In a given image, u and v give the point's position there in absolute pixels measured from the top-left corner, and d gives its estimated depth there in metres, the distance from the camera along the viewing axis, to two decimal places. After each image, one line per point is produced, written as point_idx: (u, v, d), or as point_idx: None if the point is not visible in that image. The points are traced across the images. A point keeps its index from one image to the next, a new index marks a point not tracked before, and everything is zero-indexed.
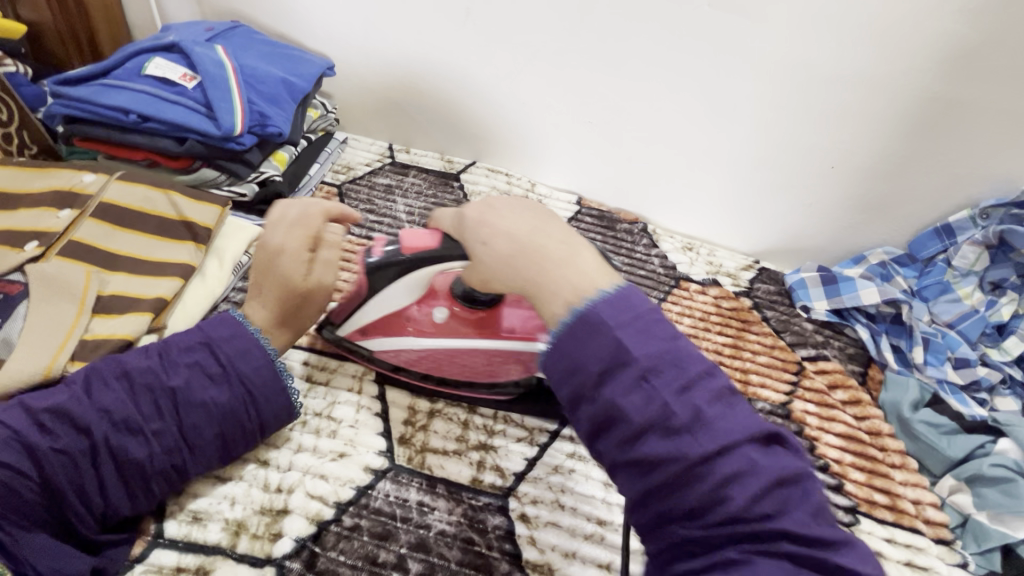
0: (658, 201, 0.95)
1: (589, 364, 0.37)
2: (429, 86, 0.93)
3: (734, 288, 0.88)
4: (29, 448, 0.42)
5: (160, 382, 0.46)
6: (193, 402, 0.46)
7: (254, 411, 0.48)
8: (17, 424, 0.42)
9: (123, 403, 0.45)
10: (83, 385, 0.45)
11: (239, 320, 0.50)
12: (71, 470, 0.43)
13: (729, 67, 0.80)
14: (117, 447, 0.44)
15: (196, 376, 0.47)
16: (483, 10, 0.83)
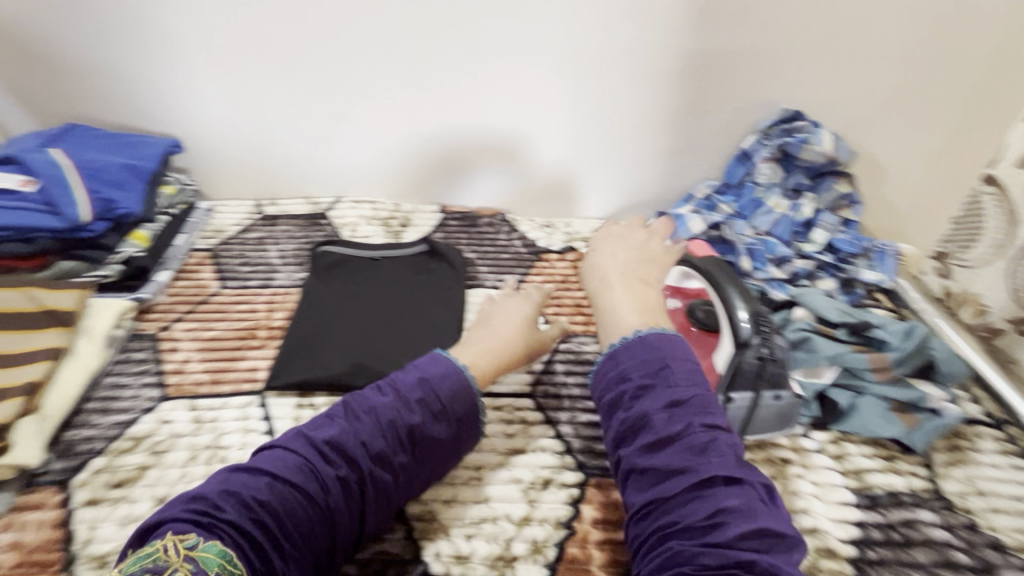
0: (512, 192, 1.06)
1: (632, 375, 0.53)
2: (277, 141, 1.00)
3: (589, 249, 0.99)
4: (305, 475, 0.49)
5: (386, 424, 0.53)
6: (432, 430, 0.55)
7: (450, 454, 0.57)
8: (306, 454, 0.51)
9: (372, 436, 0.52)
10: (342, 418, 0.54)
11: (450, 358, 0.60)
12: (338, 490, 0.50)
13: (527, 66, 0.91)
14: (328, 483, 0.49)
15: (418, 404, 0.55)
16: (302, 64, 0.91)
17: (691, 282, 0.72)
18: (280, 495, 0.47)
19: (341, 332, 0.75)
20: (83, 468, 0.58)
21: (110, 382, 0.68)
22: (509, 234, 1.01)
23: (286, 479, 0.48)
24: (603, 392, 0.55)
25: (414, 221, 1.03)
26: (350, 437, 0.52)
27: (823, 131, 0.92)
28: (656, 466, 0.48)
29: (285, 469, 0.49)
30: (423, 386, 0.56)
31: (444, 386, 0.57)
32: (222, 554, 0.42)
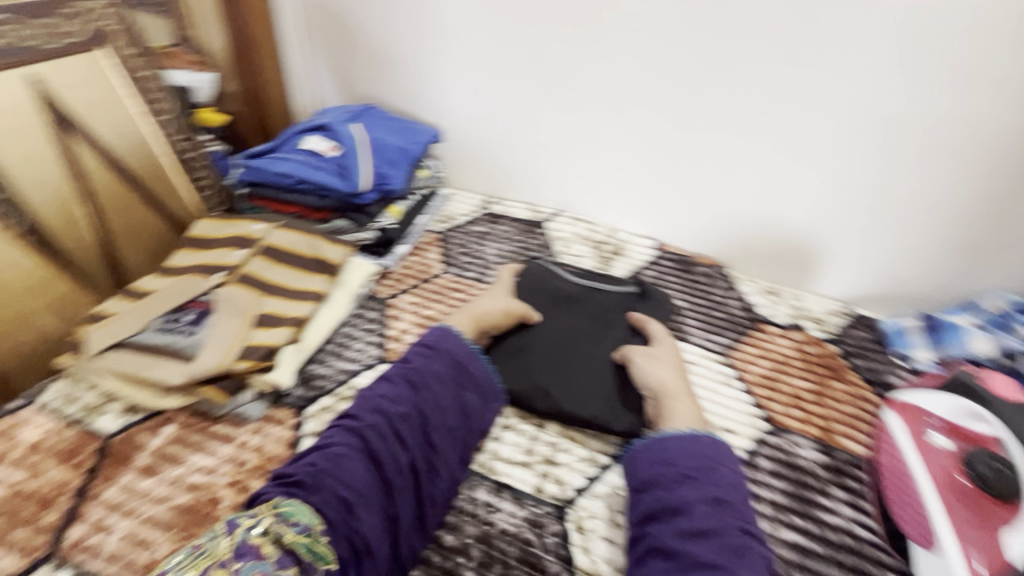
0: (739, 247, 0.97)
1: (680, 463, 0.53)
2: (521, 148, 1.05)
3: (819, 333, 0.85)
4: (349, 437, 0.55)
5: (410, 375, 0.60)
6: (440, 380, 0.61)
7: (476, 415, 0.62)
8: (349, 428, 0.56)
9: (393, 394, 0.59)
10: (377, 384, 0.60)
11: (442, 326, 0.68)
12: (376, 442, 0.54)
13: (805, 118, 0.82)
14: (367, 439, 0.54)
15: (421, 355, 0.63)
16: (568, 82, 0.94)
17: (979, 426, 0.58)
18: (337, 462, 0.52)
19: (540, 350, 0.73)
20: (315, 401, 0.67)
21: (344, 332, 0.78)
22: (726, 291, 0.93)
23: (338, 450, 0.53)
24: (642, 469, 0.54)
25: (626, 251, 1.01)
26: (385, 394, 0.59)
27: None
28: (686, 554, 0.46)
29: (332, 442, 0.54)
30: (422, 356, 0.63)
31: (444, 343, 0.65)
32: (299, 512, 0.47)
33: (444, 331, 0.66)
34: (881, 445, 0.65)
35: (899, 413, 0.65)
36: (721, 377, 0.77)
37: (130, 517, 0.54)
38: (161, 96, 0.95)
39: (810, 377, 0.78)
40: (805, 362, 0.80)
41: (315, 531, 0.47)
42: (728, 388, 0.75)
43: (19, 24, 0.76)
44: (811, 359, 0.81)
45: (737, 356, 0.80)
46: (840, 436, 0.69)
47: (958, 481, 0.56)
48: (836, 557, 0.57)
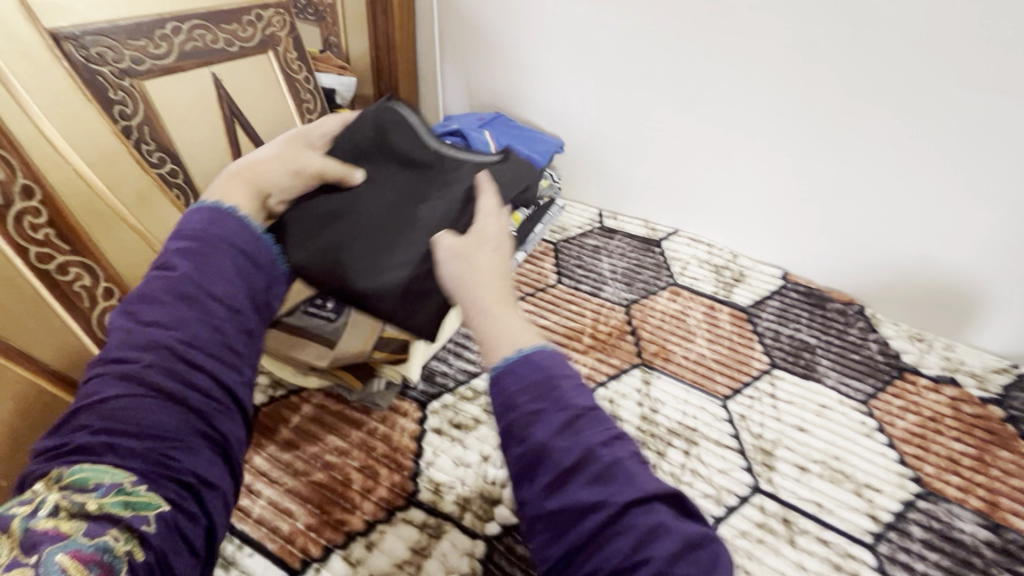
0: (880, 285, 0.89)
1: (518, 401, 0.37)
2: (642, 163, 1.03)
3: (979, 391, 0.76)
4: (121, 384, 0.38)
5: (189, 277, 0.42)
6: (226, 280, 0.44)
7: (258, 291, 0.47)
8: (120, 372, 0.39)
9: (179, 317, 0.41)
10: (153, 291, 0.42)
11: (217, 204, 0.47)
12: (169, 376, 0.39)
13: (983, 150, 0.74)
14: (144, 379, 0.38)
15: (180, 252, 0.44)
16: (704, 98, 0.91)
17: None
18: (116, 411, 0.37)
19: (347, 222, 0.56)
20: (438, 398, 0.69)
21: (464, 333, 0.80)
22: (864, 332, 0.85)
23: (120, 396, 0.38)
24: (501, 417, 0.37)
25: (748, 278, 0.95)
26: (151, 315, 0.41)
27: None
28: (573, 509, 0.33)
29: (104, 391, 0.38)
30: (185, 257, 0.43)
31: (211, 228, 0.46)
32: (99, 470, 0.35)
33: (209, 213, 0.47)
34: None
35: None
36: (861, 427, 0.70)
37: (273, 486, 0.58)
38: (309, 98, 1.03)
39: (968, 440, 0.69)
40: (962, 422, 0.71)
41: (124, 487, 0.35)
42: (869, 440, 0.68)
43: (207, 31, 0.85)
44: (969, 420, 0.72)
45: (879, 405, 0.73)
46: (1010, 513, 0.61)
47: None
48: None
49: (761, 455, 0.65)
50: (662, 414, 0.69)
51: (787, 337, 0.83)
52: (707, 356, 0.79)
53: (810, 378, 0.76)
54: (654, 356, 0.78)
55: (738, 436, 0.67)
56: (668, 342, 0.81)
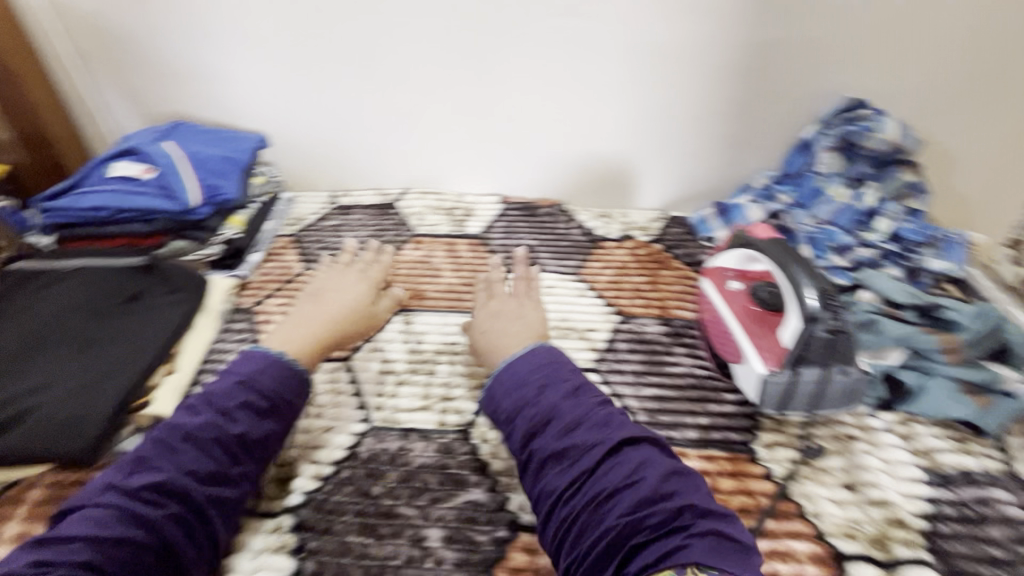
0: (569, 183, 1.10)
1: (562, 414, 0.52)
2: (352, 136, 1.07)
3: (645, 237, 1.01)
4: (130, 521, 0.46)
5: (226, 431, 0.53)
6: (255, 430, 0.55)
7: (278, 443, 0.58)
8: (119, 504, 0.47)
9: (196, 463, 0.51)
10: (184, 452, 0.51)
11: (252, 352, 0.61)
12: (170, 527, 0.47)
13: (591, 60, 0.95)
14: (157, 525, 0.47)
15: (248, 412, 0.55)
16: (379, 63, 0.98)
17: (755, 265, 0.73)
18: (107, 536, 0.45)
19: None
20: None
21: (216, 348, 0.75)
22: (568, 223, 1.05)
23: (106, 533, 0.45)
24: (504, 399, 0.55)
25: (476, 211, 1.08)
26: (186, 456, 0.51)
27: (887, 119, 0.92)
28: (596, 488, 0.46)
29: (95, 527, 0.45)
30: (245, 417, 0.54)
31: (267, 378, 0.58)
32: None
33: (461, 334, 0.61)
34: (705, 308, 0.79)
35: (706, 276, 0.79)
36: (577, 290, 0.89)
37: None
38: None
39: (644, 272, 0.93)
40: (639, 261, 0.95)
41: None
42: (584, 298, 0.87)
43: None
44: (644, 258, 0.96)
45: (586, 272, 0.93)
46: (674, 308, 0.85)
47: (754, 310, 0.71)
48: (687, 394, 0.70)
49: None
50: (427, 342, 0.77)
51: (514, 247, 0.99)
52: (455, 283, 0.90)
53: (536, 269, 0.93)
54: (410, 299, 0.86)
55: None
56: (420, 284, 0.89)
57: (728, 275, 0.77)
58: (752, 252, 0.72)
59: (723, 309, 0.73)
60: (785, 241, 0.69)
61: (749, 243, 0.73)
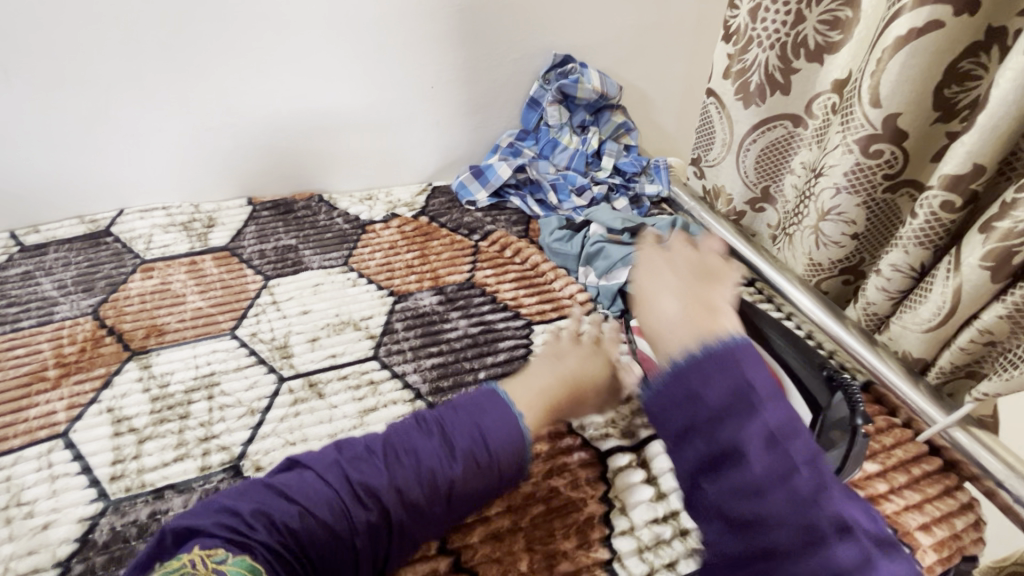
0: (322, 172, 1.03)
1: (713, 395, 0.41)
2: (15, 158, 0.85)
3: (411, 212, 1.01)
4: (338, 517, 0.48)
5: (421, 462, 0.51)
6: (452, 467, 0.51)
7: (482, 472, 0.52)
8: (240, 511, 0.47)
9: (407, 482, 0.50)
10: (379, 456, 0.51)
11: (499, 393, 0.56)
12: (365, 532, 0.48)
13: (300, 37, 0.88)
14: (271, 526, 0.46)
15: (427, 437, 0.52)
16: (24, 62, 0.78)
17: None
18: (308, 525, 0.47)
19: None
20: None
21: None
22: (329, 213, 0.99)
23: (314, 512, 0.48)
24: (715, 388, 0.41)
25: (219, 219, 0.95)
26: (363, 467, 0.50)
27: (590, 71, 1.04)
28: (738, 487, 0.40)
29: (239, 506, 0.48)
30: (425, 441, 0.52)
31: (491, 420, 0.54)
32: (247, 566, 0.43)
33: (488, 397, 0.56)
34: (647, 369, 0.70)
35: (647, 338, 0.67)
36: (347, 281, 0.85)
37: None
38: None
39: (415, 247, 0.93)
40: (408, 238, 0.95)
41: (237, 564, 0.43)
42: (356, 287, 0.84)
43: None
44: (412, 233, 0.96)
45: (355, 260, 0.89)
46: (446, 276, 0.87)
47: None
48: (464, 354, 0.74)
49: (279, 352, 0.72)
50: (173, 383, 0.67)
51: (271, 250, 0.90)
52: (204, 305, 0.78)
53: (300, 270, 0.86)
54: (145, 339, 0.72)
55: (254, 351, 0.72)
56: (156, 317, 0.76)
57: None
58: None
59: None
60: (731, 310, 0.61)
61: None
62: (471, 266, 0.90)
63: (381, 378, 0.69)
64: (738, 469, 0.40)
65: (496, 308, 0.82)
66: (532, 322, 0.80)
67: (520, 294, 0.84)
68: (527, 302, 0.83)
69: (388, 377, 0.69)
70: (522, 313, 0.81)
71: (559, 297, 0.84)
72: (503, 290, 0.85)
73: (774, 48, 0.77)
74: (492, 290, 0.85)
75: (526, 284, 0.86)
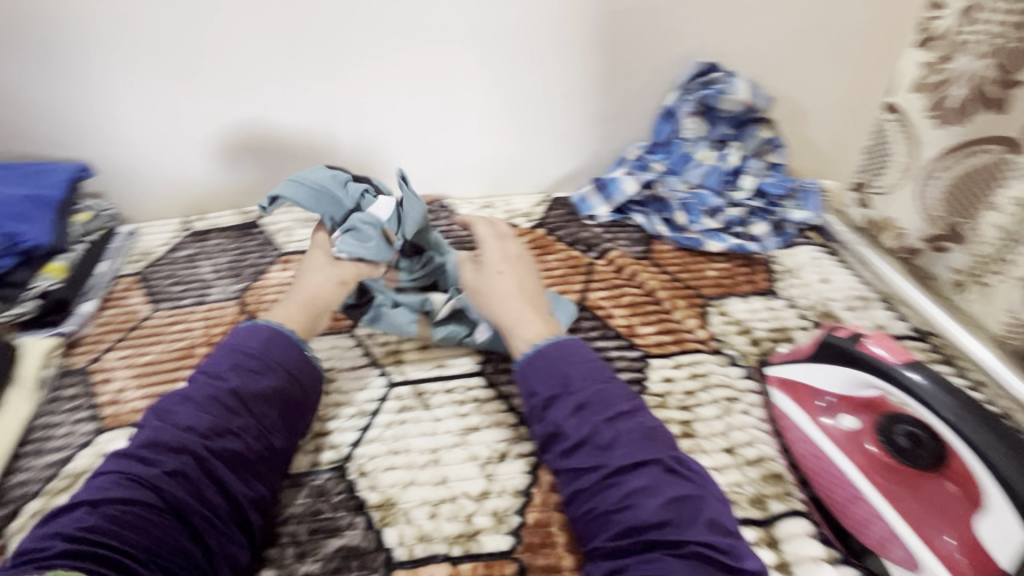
0: (446, 177, 1.05)
1: (576, 391, 0.54)
2: (193, 153, 0.96)
3: (529, 224, 0.99)
4: (130, 487, 0.46)
5: (227, 388, 0.53)
6: (251, 384, 0.54)
7: (295, 384, 0.57)
8: (65, 526, 0.44)
9: (194, 419, 0.50)
10: (149, 424, 0.51)
11: (269, 325, 0.59)
12: (184, 483, 0.47)
13: (441, 46, 0.89)
14: (84, 535, 0.43)
15: (188, 382, 0.54)
16: (207, 70, 0.88)
17: (867, 393, 0.55)
18: (107, 513, 0.44)
19: None
20: (20, 513, 0.56)
21: (41, 424, 0.65)
22: (449, 219, 1.00)
23: (106, 500, 0.45)
24: (576, 384, 0.54)
25: None
26: (162, 428, 0.50)
27: (738, 80, 0.94)
28: (608, 497, 0.49)
29: (76, 516, 0.44)
30: (198, 382, 0.54)
31: (256, 342, 0.57)
32: None
33: (551, 346, 0.57)
34: (783, 429, 0.60)
35: (787, 394, 0.61)
36: None
37: None
38: None
39: None
40: None
41: None
42: None
43: None
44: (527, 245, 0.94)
45: None
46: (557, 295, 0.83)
47: (875, 455, 0.55)
48: None
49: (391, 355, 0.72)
50: None
51: None
52: None
53: None
54: None
55: (368, 351, 0.73)
56: None
57: (823, 403, 0.59)
58: (897, 393, 0.50)
59: (841, 461, 0.55)
60: (909, 375, 0.48)
61: (853, 361, 0.54)
62: (585, 285, 0.84)
63: (485, 397, 0.66)
64: (639, 507, 0.47)
65: (609, 337, 0.75)
66: (650, 354, 0.72)
67: (635, 322, 0.77)
68: (644, 332, 0.76)
69: (493, 397, 0.66)
70: (637, 345, 0.74)
71: (681, 329, 0.76)
72: (616, 315, 0.79)
73: (990, 57, 0.64)
74: (604, 313, 0.79)
75: (642, 312, 0.79)
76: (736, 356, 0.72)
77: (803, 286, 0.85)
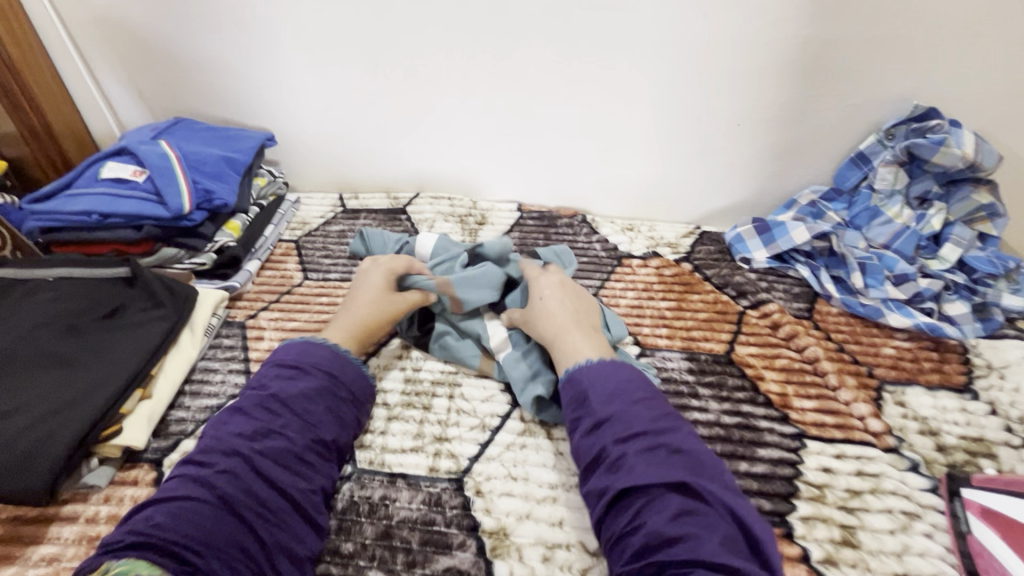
0: (592, 192, 1.01)
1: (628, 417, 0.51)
2: (360, 135, 1.02)
3: (674, 256, 0.92)
4: (194, 486, 0.48)
5: (269, 396, 0.55)
6: (289, 390, 0.56)
7: (334, 392, 0.58)
8: (141, 516, 0.46)
9: (245, 425, 0.53)
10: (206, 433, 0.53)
11: (319, 342, 0.61)
12: (232, 482, 0.48)
13: (620, 59, 0.85)
14: (153, 527, 0.45)
15: (280, 379, 0.57)
16: (389, 60, 0.91)
17: None
18: (173, 509, 0.46)
19: None
20: (175, 448, 0.61)
21: (202, 367, 0.71)
22: (589, 236, 0.96)
23: (174, 497, 0.47)
24: (615, 406, 0.52)
25: (490, 218, 1.01)
26: (215, 438, 0.52)
27: (963, 131, 0.79)
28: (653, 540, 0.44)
29: (148, 511, 0.46)
30: (280, 382, 0.57)
31: (312, 355, 0.59)
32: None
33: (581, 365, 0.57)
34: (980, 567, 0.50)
35: (1000, 531, 0.51)
36: None
37: None
38: None
39: (671, 296, 0.84)
40: (666, 283, 0.86)
41: None
42: None
43: None
44: (670, 280, 0.87)
45: (606, 294, 0.84)
46: (700, 341, 0.76)
47: None
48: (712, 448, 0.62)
49: None
50: (424, 370, 0.70)
51: None
52: None
53: None
54: None
55: None
56: None
57: None
58: None
59: None
60: None
61: None
62: (732, 336, 0.76)
63: None
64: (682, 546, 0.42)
65: (758, 403, 0.67)
66: (806, 434, 0.63)
67: (790, 391, 0.68)
68: (801, 405, 0.66)
69: None
70: (791, 419, 0.65)
71: (847, 412, 0.65)
72: (767, 378, 0.70)
73: None
74: (753, 374, 0.70)
75: (799, 381, 0.69)
76: (917, 461, 0.61)
77: (1011, 391, 0.69)
